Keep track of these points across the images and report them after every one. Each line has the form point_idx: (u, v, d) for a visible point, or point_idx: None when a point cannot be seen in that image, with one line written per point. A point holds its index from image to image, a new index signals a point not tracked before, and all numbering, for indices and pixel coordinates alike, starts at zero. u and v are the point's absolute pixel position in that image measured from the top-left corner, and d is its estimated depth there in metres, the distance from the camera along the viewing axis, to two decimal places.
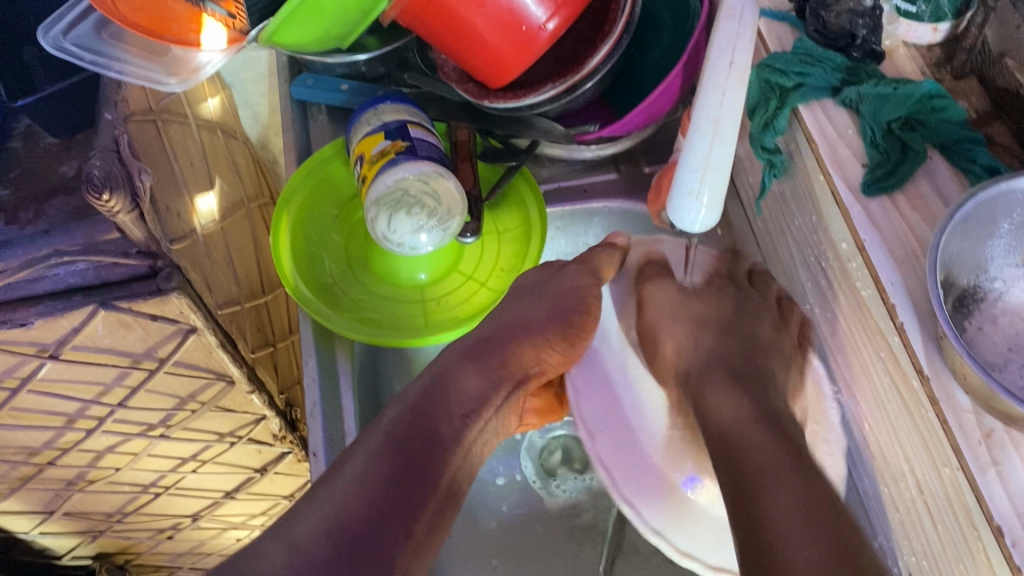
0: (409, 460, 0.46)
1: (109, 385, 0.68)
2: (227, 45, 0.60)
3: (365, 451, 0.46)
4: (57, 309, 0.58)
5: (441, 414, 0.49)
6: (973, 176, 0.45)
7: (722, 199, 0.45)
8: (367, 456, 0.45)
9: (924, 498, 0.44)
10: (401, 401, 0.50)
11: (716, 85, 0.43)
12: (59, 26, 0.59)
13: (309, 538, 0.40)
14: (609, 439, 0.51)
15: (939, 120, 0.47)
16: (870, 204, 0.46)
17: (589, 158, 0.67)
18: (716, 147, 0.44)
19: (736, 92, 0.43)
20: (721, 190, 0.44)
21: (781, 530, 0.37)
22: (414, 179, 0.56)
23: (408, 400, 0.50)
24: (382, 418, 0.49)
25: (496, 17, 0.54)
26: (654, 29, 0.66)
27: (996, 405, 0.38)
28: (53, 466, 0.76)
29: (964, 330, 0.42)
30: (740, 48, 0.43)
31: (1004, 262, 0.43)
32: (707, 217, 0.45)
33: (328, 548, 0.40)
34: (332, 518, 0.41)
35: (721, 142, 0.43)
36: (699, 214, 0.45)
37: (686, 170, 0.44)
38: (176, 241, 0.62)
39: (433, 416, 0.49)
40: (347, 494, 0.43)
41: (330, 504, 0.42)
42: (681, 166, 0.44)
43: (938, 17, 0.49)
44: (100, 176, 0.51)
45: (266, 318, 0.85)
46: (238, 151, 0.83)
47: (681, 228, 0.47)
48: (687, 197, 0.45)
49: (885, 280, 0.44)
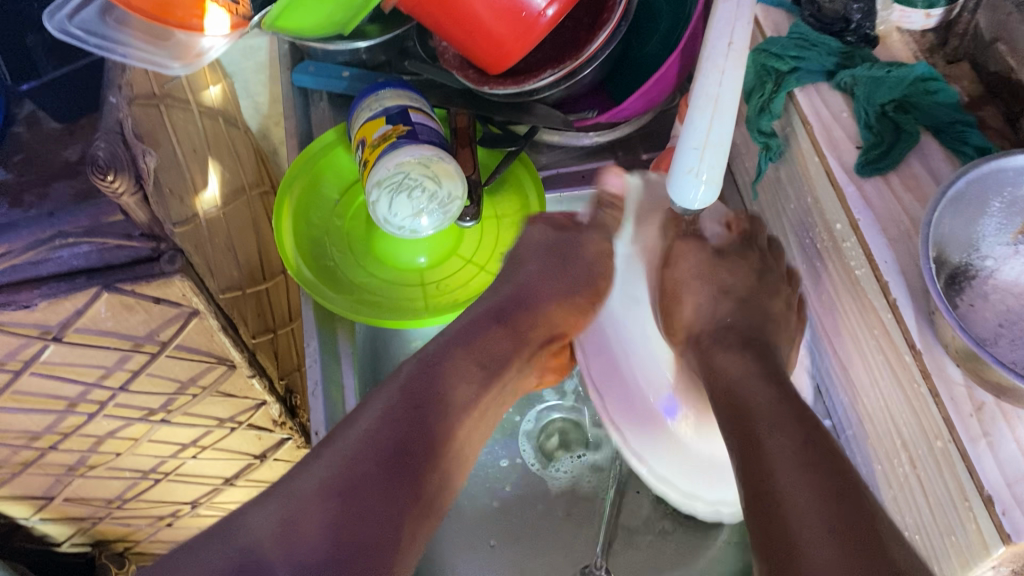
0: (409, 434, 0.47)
1: (111, 368, 0.69)
2: (231, 31, 0.62)
3: (366, 419, 0.47)
4: (61, 291, 0.58)
5: (446, 378, 0.51)
6: (964, 157, 0.46)
7: (721, 176, 0.44)
8: (374, 416, 0.47)
9: (916, 472, 0.45)
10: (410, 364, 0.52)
11: (714, 65, 0.43)
12: (65, 10, 0.60)
13: (308, 501, 0.42)
14: (612, 391, 0.52)
15: (932, 102, 0.48)
16: (864, 185, 0.47)
17: (588, 144, 0.68)
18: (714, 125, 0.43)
19: (735, 72, 0.43)
20: (718, 169, 0.44)
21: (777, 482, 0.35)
22: (415, 162, 0.57)
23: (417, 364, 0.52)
24: (394, 376, 0.51)
25: (496, 4, 0.55)
26: (653, 17, 0.67)
27: (986, 378, 0.39)
28: (54, 450, 0.77)
29: (956, 306, 0.43)
30: (738, 30, 0.43)
31: (995, 241, 0.44)
32: (707, 193, 0.44)
33: (329, 506, 0.42)
34: (336, 478, 0.43)
35: (721, 118, 0.43)
36: (698, 192, 0.44)
37: (686, 148, 0.44)
38: (178, 225, 0.63)
39: (437, 379, 0.51)
40: (348, 456, 0.44)
41: (335, 462, 0.44)
42: (680, 144, 0.44)
43: (931, 3, 0.51)
44: (105, 157, 0.52)
45: (267, 304, 0.85)
46: (239, 140, 0.83)
47: (681, 206, 0.46)
48: (686, 174, 0.44)
49: (879, 258, 0.44)
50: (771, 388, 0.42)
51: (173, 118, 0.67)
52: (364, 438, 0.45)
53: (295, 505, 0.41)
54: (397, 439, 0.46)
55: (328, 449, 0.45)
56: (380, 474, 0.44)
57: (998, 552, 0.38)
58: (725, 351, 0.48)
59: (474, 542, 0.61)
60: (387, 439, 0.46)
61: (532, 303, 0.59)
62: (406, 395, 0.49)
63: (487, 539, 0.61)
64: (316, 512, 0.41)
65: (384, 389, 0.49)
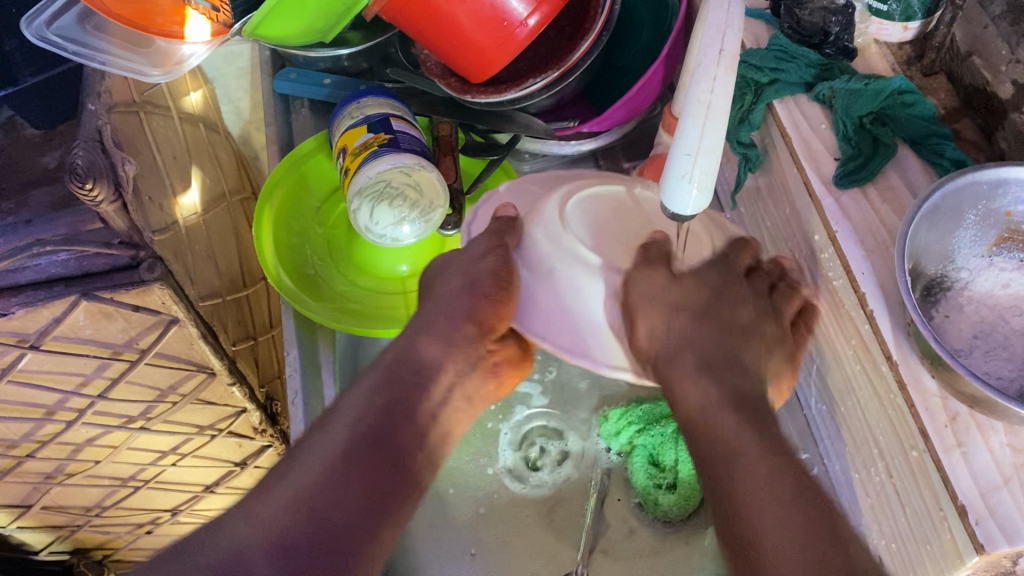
0: (381, 455, 0.47)
1: (90, 376, 0.68)
2: (211, 38, 0.60)
3: (331, 443, 0.47)
4: (39, 299, 0.57)
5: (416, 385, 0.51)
6: (941, 170, 0.46)
7: (714, 182, 0.42)
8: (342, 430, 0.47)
9: (893, 482, 0.45)
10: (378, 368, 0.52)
11: (706, 72, 0.42)
12: (42, 17, 0.59)
13: (273, 525, 0.42)
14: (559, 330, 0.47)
15: (909, 115, 0.48)
16: (842, 197, 0.47)
17: (570, 154, 0.67)
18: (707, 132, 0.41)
19: (727, 78, 0.41)
20: (711, 175, 0.42)
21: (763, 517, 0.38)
22: (397, 171, 0.57)
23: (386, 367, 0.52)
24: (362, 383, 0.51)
25: (479, 13, 0.55)
26: (634, 26, 0.67)
27: (960, 389, 0.39)
28: (32, 458, 0.76)
29: (931, 317, 0.43)
30: (729, 36, 0.42)
31: (970, 253, 0.45)
32: (699, 200, 0.42)
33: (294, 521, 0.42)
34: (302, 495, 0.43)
35: (713, 126, 0.41)
36: (690, 197, 0.42)
37: (678, 154, 0.42)
38: (158, 232, 0.63)
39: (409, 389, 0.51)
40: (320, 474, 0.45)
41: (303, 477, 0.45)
42: (672, 150, 0.42)
43: (907, 16, 0.50)
44: (84, 166, 0.52)
45: (248, 311, 0.85)
46: (220, 145, 0.83)
47: (671, 213, 0.44)
48: (680, 179, 0.42)
49: (856, 269, 0.45)
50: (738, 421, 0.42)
51: (154, 126, 0.66)
52: (329, 460, 0.46)
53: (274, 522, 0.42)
54: (367, 465, 0.46)
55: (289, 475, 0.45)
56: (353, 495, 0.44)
57: (971, 561, 0.39)
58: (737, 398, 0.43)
59: (454, 551, 0.61)
60: (356, 461, 0.46)
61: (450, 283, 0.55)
62: (378, 415, 0.48)
63: (467, 547, 0.61)
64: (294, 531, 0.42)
65: (350, 408, 0.49)
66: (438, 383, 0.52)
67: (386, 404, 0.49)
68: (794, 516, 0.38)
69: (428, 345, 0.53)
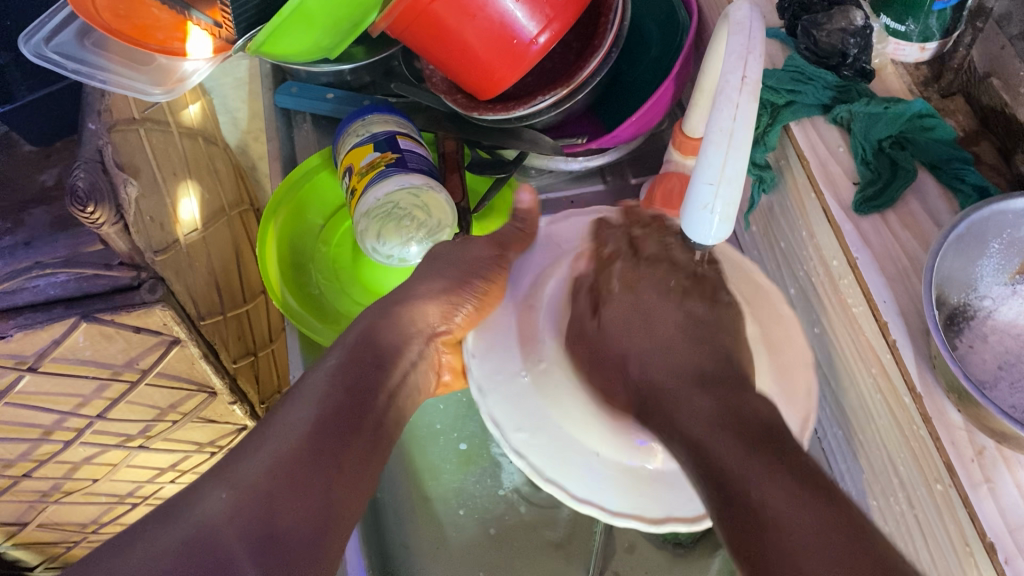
0: (328, 450, 0.40)
1: (88, 397, 0.67)
2: (214, 53, 0.59)
3: (301, 414, 0.41)
4: (38, 321, 0.56)
5: (379, 367, 0.47)
6: (962, 195, 0.45)
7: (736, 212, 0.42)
8: (309, 402, 0.42)
9: (914, 512, 0.44)
10: (339, 345, 0.48)
11: (728, 99, 0.40)
12: (41, 33, 0.58)
13: (252, 494, 0.36)
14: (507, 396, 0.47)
15: (928, 139, 0.47)
16: (861, 223, 0.46)
17: (577, 169, 0.66)
18: (729, 159, 0.40)
19: (750, 105, 0.40)
20: (733, 205, 0.41)
21: (779, 521, 0.32)
22: (404, 193, 0.56)
23: (347, 344, 0.48)
24: (325, 362, 0.46)
25: (487, 30, 0.54)
26: (642, 41, 0.67)
27: (989, 425, 0.38)
28: (28, 478, 0.74)
29: (955, 347, 0.43)
30: (751, 63, 0.41)
31: (993, 281, 0.44)
32: (721, 230, 0.42)
33: (268, 488, 0.36)
34: (279, 463, 0.38)
35: (736, 155, 0.40)
36: (713, 227, 0.42)
37: (699, 183, 0.41)
38: (160, 252, 0.61)
39: (371, 365, 0.47)
40: (295, 442, 0.39)
41: (274, 444, 0.39)
42: (694, 179, 0.41)
43: (926, 37, 0.50)
44: (85, 188, 0.50)
45: (247, 326, 0.84)
46: (218, 157, 0.82)
47: (693, 241, 0.44)
48: (701, 210, 0.41)
49: (878, 298, 0.44)
50: (727, 437, 0.37)
51: (153, 142, 0.65)
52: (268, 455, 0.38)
53: (215, 512, 0.35)
54: (313, 458, 0.39)
55: (267, 442, 0.39)
56: (298, 489, 0.37)
57: None
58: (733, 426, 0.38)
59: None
60: (327, 436, 0.40)
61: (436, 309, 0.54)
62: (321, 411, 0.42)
63: (474, 571, 0.60)
64: (233, 527, 0.34)
65: (291, 408, 0.42)
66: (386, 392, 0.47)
67: (332, 400, 0.43)
68: (807, 508, 0.32)
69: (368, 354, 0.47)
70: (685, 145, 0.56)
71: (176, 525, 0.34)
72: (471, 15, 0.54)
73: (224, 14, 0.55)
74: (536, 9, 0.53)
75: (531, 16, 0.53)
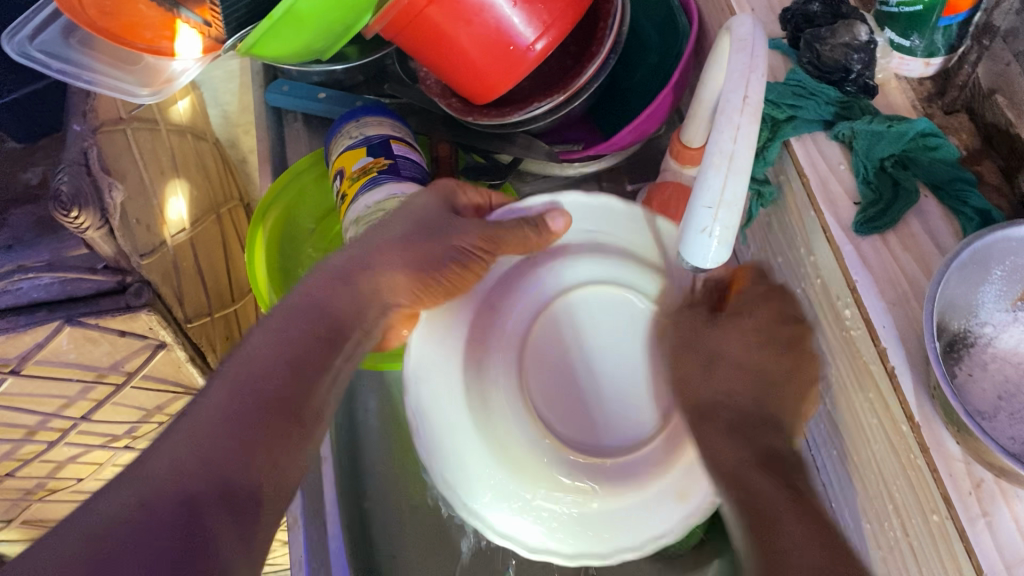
0: (243, 423, 0.39)
1: (73, 399, 0.66)
2: (202, 53, 0.58)
3: (250, 362, 0.42)
4: (19, 326, 0.54)
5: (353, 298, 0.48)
6: (964, 218, 0.44)
7: (735, 235, 0.40)
8: (269, 343, 0.43)
9: (908, 539, 0.44)
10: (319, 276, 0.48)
11: (729, 120, 0.39)
12: (24, 31, 0.57)
13: (169, 485, 0.35)
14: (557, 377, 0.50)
15: (932, 158, 0.46)
16: (861, 243, 0.45)
17: (573, 174, 0.65)
18: (729, 184, 0.39)
19: (751, 128, 0.39)
20: (732, 230, 0.40)
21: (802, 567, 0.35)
22: (395, 201, 0.54)
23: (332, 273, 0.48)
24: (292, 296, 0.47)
25: (483, 35, 0.53)
26: (641, 45, 0.66)
27: (987, 460, 0.38)
28: (13, 477, 0.73)
29: (954, 375, 0.42)
30: (754, 82, 0.40)
31: (994, 307, 0.43)
32: (719, 256, 0.41)
33: (197, 476, 0.36)
34: (204, 438, 0.38)
35: (736, 178, 0.39)
36: (710, 251, 0.40)
37: (698, 206, 0.40)
38: (146, 256, 0.60)
39: (339, 301, 0.47)
40: (229, 403, 0.39)
41: (213, 410, 0.39)
42: (693, 202, 0.40)
43: (930, 52, 0.49)
44: (69, 192, 0.49)
45: (234, 325, 0.83)
46: (207, 152, 0.80)
47: (691, 263, 0.42)
48: (700, 234, 0.40)
49: (878, 322, 0.43)
50: None
51: (140, 141, 0.64)
52: (186, 448, 0.37)
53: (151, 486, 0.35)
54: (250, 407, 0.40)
55: (204, 407, 0.39)
56: (211, 488, 0.36)
57: None
58: (720, 428, 0.43)
59: None
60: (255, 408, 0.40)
61: (382, 266, 0.49)
62: (250, 404, 0.40)
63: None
64: (173, 488, 0.35)
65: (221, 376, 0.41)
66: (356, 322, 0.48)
67: (267, 373, 0.41)
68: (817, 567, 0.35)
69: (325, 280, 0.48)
70: (683, 154, 0.55)
71: (134, 483, 0.35)
72: (467, 21, 0.52)
73: (214, 15, 0.53)
74: (533, 15, 0.52)
75: (528, 22, 0.52)
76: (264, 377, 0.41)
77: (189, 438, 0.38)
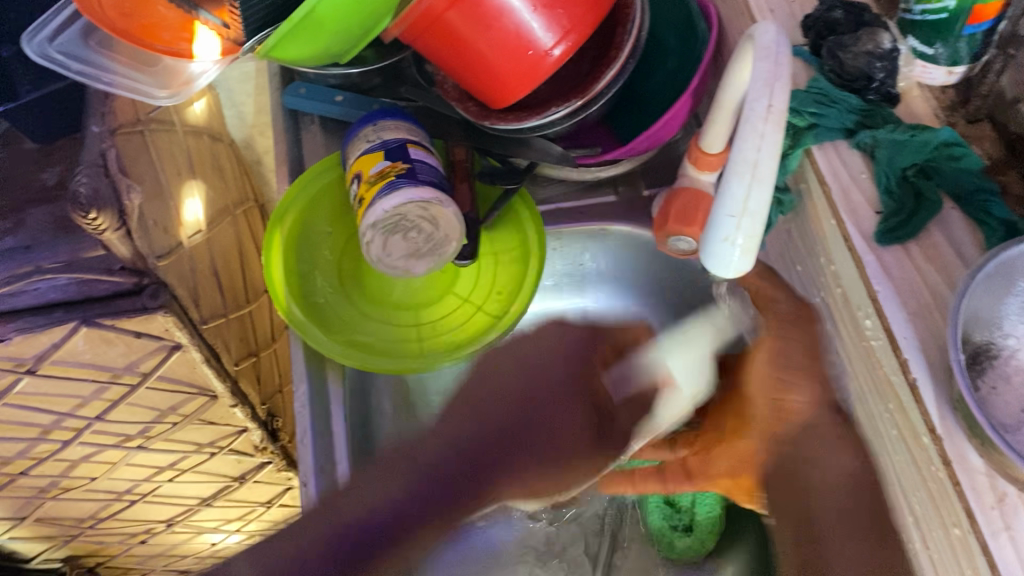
0: (389, 503, 0.39)
1: (88, 399, 0.66)
2: (220, 56, 0.57)
3: (426, 447, 0.42)
4: (36, 325, 0.55)
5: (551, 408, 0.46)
6: (988, 229, 0.44)
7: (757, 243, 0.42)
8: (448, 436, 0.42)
9: (929, 552, 0.43)
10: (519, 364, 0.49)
11: (752, 129, 0.39)
12: (44, 32, 0.57)
13: (304, 548, 0.39)
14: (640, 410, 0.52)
15: (955, 168, 0.46)
16: (883, 254, 0.45)
17: (591, 178, 0.65)
18: (752, 193, 0.40)
19: (775, 137, 0.39)
20: (755, 238, 0.42)
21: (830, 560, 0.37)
22: (413, 206, 0.54)
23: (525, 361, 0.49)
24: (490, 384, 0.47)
25: (501, 40, 0.52)
26: (660, 50, 0.65)
27: (1011, 474, 0.37)
28: (26, 475, 0.73)
29: (977, 389, 0.42)
30: (778, 90, 0.39)
31: (1019, 319, 0.42)
32: (741, 262, 0.43)
33: (332, 550, 0.38)
34: (346, 512, 0.39)
35: (761, 187, 0.40)
36: (733, 257, 0.42)
37: (721, 214, 0.41)
38: (163, 257, 0.60)
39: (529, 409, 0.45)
40: (381, 480, 0.40)
41: (361, 486, 0.40)
42: (716, 210, 0.41)
43: (954, 60, 0.48)
44: (87, 194, 0.49)
45: (249, 326, 0.83)
46: (223, 153, 0.81)
47: (713, 269, 0.44)
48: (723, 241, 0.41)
49: (899, 334, 0.43)
50: None
51: (158, 142, 0.64)
52: (330, 521, 0.39)
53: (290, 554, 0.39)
54: (403, 498, 0.39)
55: (357, 486, 0.41)
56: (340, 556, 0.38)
57: None
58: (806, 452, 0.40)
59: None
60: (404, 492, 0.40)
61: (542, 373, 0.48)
62: (400, 484, 0.40)
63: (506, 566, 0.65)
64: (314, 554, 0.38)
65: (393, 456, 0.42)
66: (513, 469, 0.43)
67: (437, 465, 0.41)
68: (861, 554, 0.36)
69: (512, 371, 0.48)
70: (701, 161, 0.54)
71: (306, 537, 0.39)
72: (486, 25, 0.52)
73: (232, 16, 0.53)
74: (553, 20, 0.52)
75: (546, 27, 0.52)
76: (423, 464, 0.41)
77: (341, 498, 0.40)
